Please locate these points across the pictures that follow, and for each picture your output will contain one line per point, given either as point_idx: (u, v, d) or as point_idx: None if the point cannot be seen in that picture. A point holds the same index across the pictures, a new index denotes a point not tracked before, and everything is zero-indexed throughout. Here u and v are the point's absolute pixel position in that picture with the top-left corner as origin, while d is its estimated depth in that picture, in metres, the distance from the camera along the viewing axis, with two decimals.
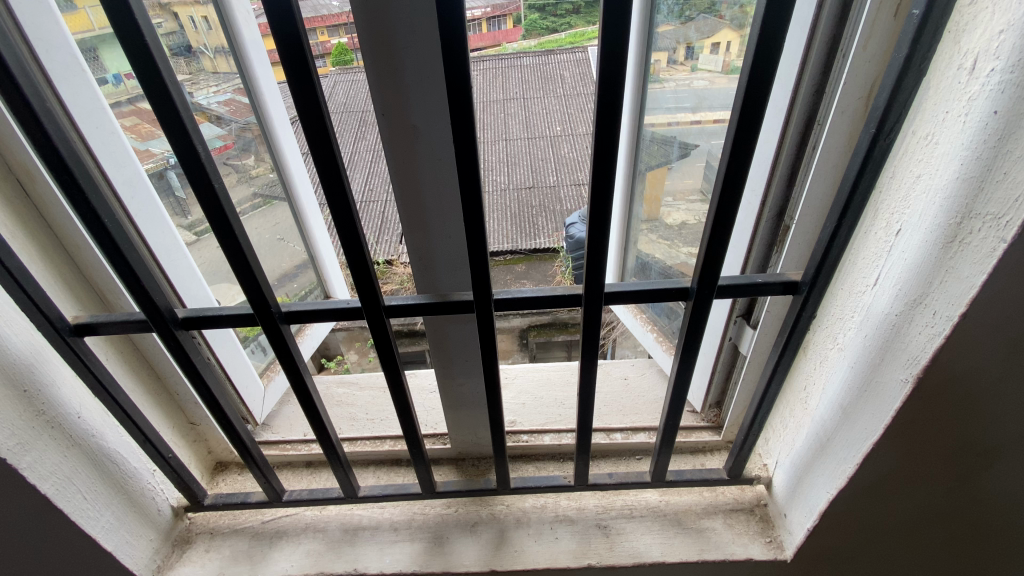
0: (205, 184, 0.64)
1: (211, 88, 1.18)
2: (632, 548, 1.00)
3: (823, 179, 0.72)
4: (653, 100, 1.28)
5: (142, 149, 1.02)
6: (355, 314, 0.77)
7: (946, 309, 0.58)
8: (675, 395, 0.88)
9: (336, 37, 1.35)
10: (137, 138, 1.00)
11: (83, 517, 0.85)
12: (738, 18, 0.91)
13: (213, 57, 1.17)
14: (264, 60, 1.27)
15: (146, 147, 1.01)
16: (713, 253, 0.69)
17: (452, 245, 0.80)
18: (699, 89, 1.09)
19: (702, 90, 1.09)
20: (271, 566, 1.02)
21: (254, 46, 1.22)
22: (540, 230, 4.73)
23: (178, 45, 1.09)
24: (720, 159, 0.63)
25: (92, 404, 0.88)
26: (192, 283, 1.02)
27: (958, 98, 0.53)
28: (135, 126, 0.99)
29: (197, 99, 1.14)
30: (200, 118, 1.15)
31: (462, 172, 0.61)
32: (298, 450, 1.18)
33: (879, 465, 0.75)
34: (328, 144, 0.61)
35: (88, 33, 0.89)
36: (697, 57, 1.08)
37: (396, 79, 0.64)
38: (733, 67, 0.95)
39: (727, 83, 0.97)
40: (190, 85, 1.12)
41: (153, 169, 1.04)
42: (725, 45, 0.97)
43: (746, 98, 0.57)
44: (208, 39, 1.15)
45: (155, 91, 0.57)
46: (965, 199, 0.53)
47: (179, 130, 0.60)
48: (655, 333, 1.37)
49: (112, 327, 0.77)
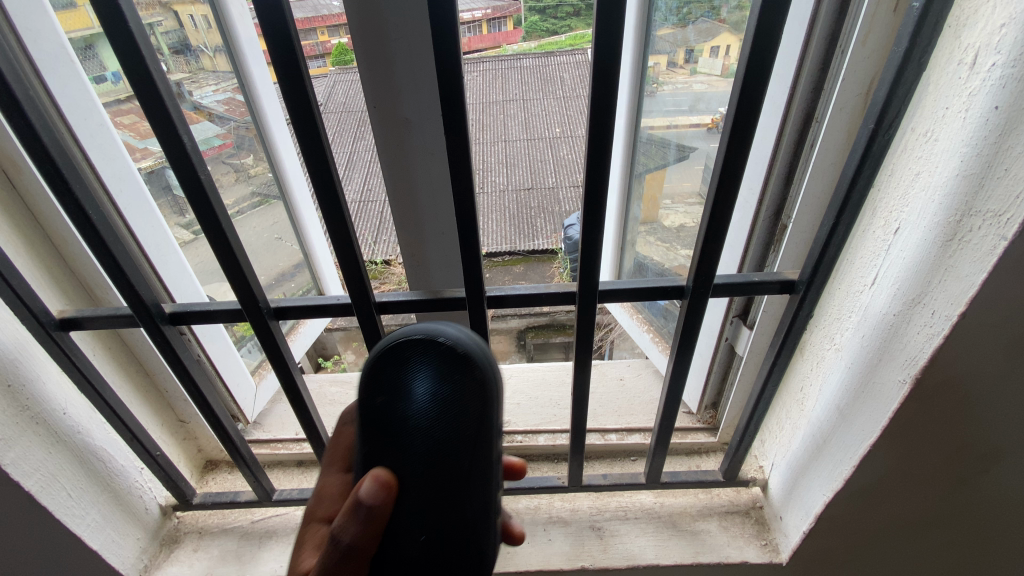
0: (191, 176, 0.62)
1: (210, 86, 1.17)
2: (626, 550, 0.98)
3: (821, 177, 0.71)
4: (650, 103, 1.28)
5: (141, 147, 1.01)
6: (345, 311, 0.76)
7: (946, 308, 0.57)
8: (669, 396, 0.87)
9: (335, 37, 1.34)
10: (134, 136, 0.99)
11: (68, 515, 0.83)
12: (738, 22, 0.91)
13: (211, 56, 1.15)
14: (261, 61, 1.26)
15: (144, 145, 1.00)
16: (710, 250, 0.68)
17: (445, 242, 0.79)
18: (699, 92, 1.09)
19: (701, 93, 1.08)
20: (260, 566, 1.00)
21: (252, 46, 1.21)
22: (539, 232, 4.66)
23: (175, 41, 1.08)
24: (718, 153, 0.62)
25: (78, 401, 0.86)
26: (182, 278, 1.01)
27: (960, 93, 0.52)
28: (133, 123, 0.98)
29: (198, 99, 1.15)
30: (196, 116, 1.15)
31: (455, 167, 0.59)
32: (289, 449, 1.17)
33: (877, 468, 0.74)
34: (318, 137, 0.60)
35: (88, 32, 0.88)
36: (697, 60, 1.07)
37: (388, 71, 0.63)
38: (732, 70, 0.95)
39: (726, 87, 0.97)
40: (189, 84, 1.12)
41: (149, 168, 1.03)
42: (725, 48, 0.97)
43: (743, 93, 0.56)
44: (206, 38, 1.13)
45: (139, 80, 0.55)
46: (965, 196, 0.52)
47: (165, 121, 0.58)
48: (652, 333, 1.36)
49: (98, 322, 0.76)
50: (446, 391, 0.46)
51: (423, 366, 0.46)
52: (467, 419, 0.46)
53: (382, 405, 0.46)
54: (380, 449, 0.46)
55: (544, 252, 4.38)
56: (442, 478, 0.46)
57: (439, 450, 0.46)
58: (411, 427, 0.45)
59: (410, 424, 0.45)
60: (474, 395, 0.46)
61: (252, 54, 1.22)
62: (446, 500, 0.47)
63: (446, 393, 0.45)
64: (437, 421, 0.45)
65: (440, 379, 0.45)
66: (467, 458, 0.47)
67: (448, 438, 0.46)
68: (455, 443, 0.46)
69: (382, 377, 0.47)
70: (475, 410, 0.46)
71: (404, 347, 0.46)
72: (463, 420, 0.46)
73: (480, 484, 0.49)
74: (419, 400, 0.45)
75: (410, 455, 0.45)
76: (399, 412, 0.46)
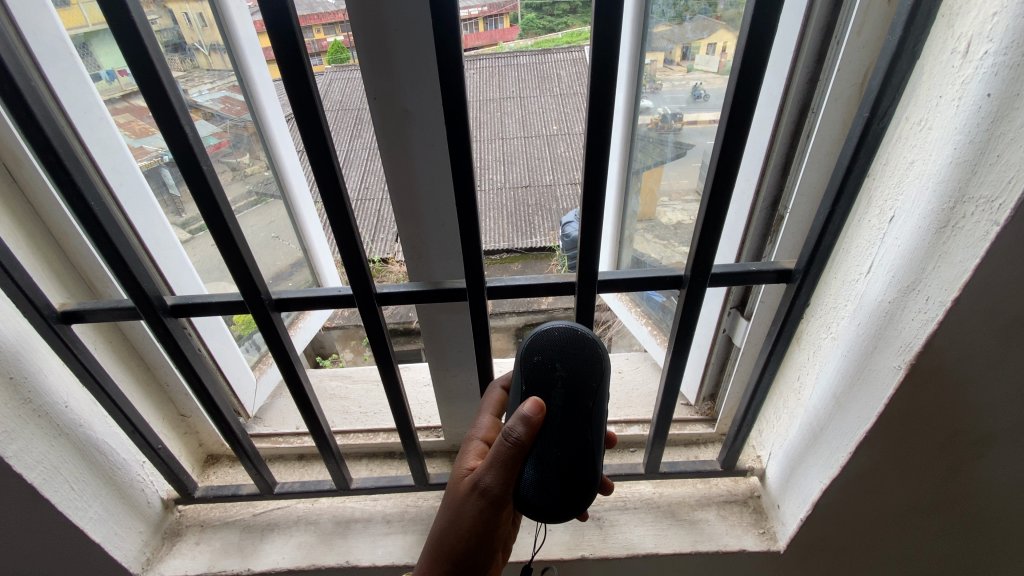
0: (193, 167, 0.63)
1: (205, 84, 1.17)
2: (626, 539, 0.99)
3: (817, 167, 0.72)
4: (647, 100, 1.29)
5: (137, 147, 1.01)
6: (346, 302, 0.77)
7: (939, 294, 0.58)
8: (668, 387, 0.88)
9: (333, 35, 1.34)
10: (130, 135, 0.99)
11: (70, 507, 0.84)
12: (734, 20, 0.92)
13: (208, 54, 1.15)
14: (260, 58, 1.26)
15: (140, 144, 1.01)
16: (707, 238, 0.68)
17: (446, 234, 0.80)
18: (695, 89, 1.10)
19: (697, 89, 1.09)
20: (262, 558, 1.01)
21: (251, 44, 1.21)
22: (536, 229, 4.59)
23: (173, 38, 1.08)
24: (715, 142, 0.62)
25: (80, 394, 0.87)
26: (182, 272, 1.01)
27: (953, 82, 0.53)
28: (128, 122, 0.99)
29: (193, 96, 1.14)
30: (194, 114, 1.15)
31: (455, 157, 0.60)
32: (290, 442, 1.17)
33: (874, 454, 0.75)
34: (319, 129, 0.60)
35: (81, 30, 0.87)
36: (693, 57, 1.07)
37: (388, 62, 0.63)
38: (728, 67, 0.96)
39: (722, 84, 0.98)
40: (184, 82, 1.12)
41: (147, 166, 1.03)
42: (721, 45, 0.98)
43: (740, 83, 0.57)
44: (200, 36, 1.12)
45: (142, 70, 0.56)
46: (958, 182, 0.53)
47: (167, 111, 0.59)
48: (650, 327, 1.37)
49: (99, 314, 0.76)
50: (578, 353, 0.63)
51: (558, 337, 0.63)
52: (592, 376, 0.64)
53: (538, 363, 0.63)
54: (531, 392, 0.64)
55: (542, 249, 4.26)
56: (573, 414, 0.64)
57: (573, 394, 0.63)
58: (556, 377, 0.63)
59: (556, 375, 0.63)
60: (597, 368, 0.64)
61: (250, 52, 1.22)
62: (574, 432, 0.64)
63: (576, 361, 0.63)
64: (572, 374, 0.63)
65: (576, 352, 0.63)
66: (591, 403, 0.64)
67: (580, 386, 0.63)
68: (582, 392, 0.63)
69: (537, 344, 0.64)
70: (597, 369, 0.64)
71: (552, 332, 0.63)
72: (589, 375, 0.63)
73: (595, 424, 0.65)
74: (562, 360, 0.63)
75: (552, 396, 0.63)
76: (545, 365, 0.63)
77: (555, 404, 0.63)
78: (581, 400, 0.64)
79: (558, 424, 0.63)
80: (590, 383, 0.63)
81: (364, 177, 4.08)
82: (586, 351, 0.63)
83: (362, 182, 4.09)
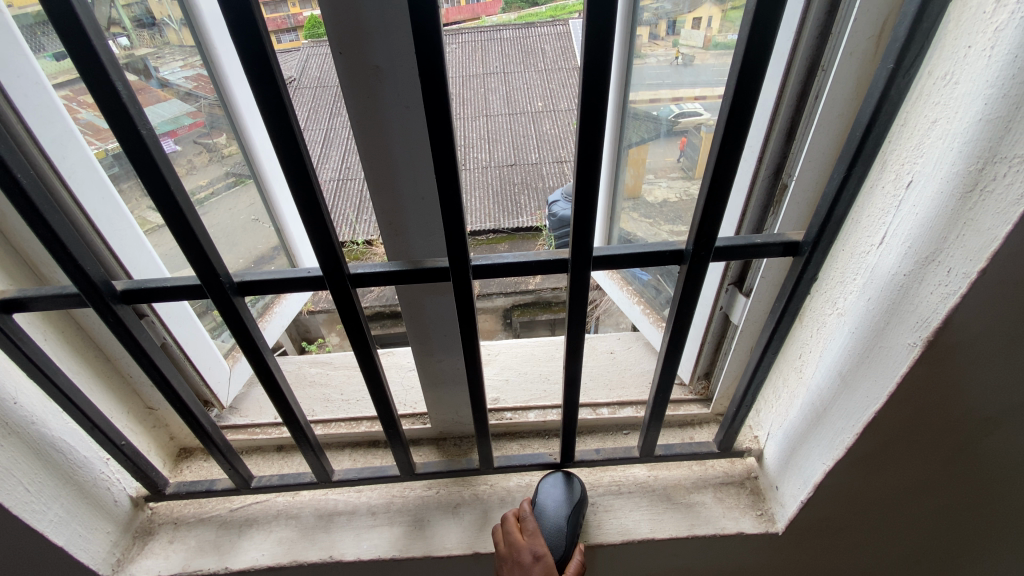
0: (131, 133, 0.54)
1: (178, 62, 1.08)
2: (621, 525, 0.96)
3: (827, 131, 0.67)
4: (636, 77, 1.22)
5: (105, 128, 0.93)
6: (317, 284, 0.70)
7: (963, 266, 0.53)
8: (665, 367, 0.83)
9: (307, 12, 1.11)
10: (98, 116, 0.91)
11: (27, 511, 0.78)
12: None
13: (178, 30, 1.06)
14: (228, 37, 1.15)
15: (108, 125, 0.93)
16: (712, 209, 0.62)
17: (425, 209, 0.73)
18: (679, 66, 1.05)
19: (681, 67, 1.04)
20: (241, 555, 0.96)
21: (219, 23, 1.11)
22: (522, 208, 4.48)
23: (140, 14, 0.98)
24: (724, 99, 0.56)
25: (31, 390, 0.80)
26: (138, 252, 0.93)
27: (984, 29, 0.47)
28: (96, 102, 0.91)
29: (164, 75, 1.06)
30: (166, 94, 1.07)
31: (431, 122, 0.53)
32: (268, 433, 1.12)
33: (880, 435, 0.71)
34: (277, 89, 0.52)
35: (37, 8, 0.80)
36: (679, 32, 1.02)
37: (354, 14, 0.55)
38: (715, 42, 0.91)
39: (708, 59, 0.94)
40: (154, 60, 1.03)
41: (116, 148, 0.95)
42: (707, 19, 0.92)
43: (756, 27, 0.49)
44: (170, 11, 1.03)
45: (52, 12, 0.45)
46: (988, 142, 0.48)
47: (93, 65, 0.49)
48: (643, 306, 1.32)
49: (43, 303, 0.68)
50: (570, 485, 0.96)
51: (555, 475, 0.98)
52: (577, 498, 0.94)
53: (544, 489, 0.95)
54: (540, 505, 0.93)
55: (527, 230, 4.20)
56: (564, 518, 0.90)
57: (564, 504, 0.92)
58: (556, 497, 0.93)
59: (556, 494, 0.94)
60: (579, 493, 0.95)
61: (221, 28, 1.12)
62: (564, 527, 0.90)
63: (566, 488, 0.95)
64: (565, 494, 0.94)
65: (567, 481, 0.97)
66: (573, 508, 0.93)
67: (568, 503, 0.93)
68: (570, 506, 0.93)
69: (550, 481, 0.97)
70: (579, 492, 0.95)
71: (554, 473, 0.99)
72: (575, 494, 0.94)
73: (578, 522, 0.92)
74: (558, 486, 0.95)
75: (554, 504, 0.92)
76: (558, 492, 0.94)
77: (554, 508, 0.92)
78: (568, 510, 0.92)
79: (555, 519, 0.90)
80: (579, 515, 0.93)
81: (345, 158, 3.93)
82: (579, 489, 0.96)
83: (343, 163, 3.93)
